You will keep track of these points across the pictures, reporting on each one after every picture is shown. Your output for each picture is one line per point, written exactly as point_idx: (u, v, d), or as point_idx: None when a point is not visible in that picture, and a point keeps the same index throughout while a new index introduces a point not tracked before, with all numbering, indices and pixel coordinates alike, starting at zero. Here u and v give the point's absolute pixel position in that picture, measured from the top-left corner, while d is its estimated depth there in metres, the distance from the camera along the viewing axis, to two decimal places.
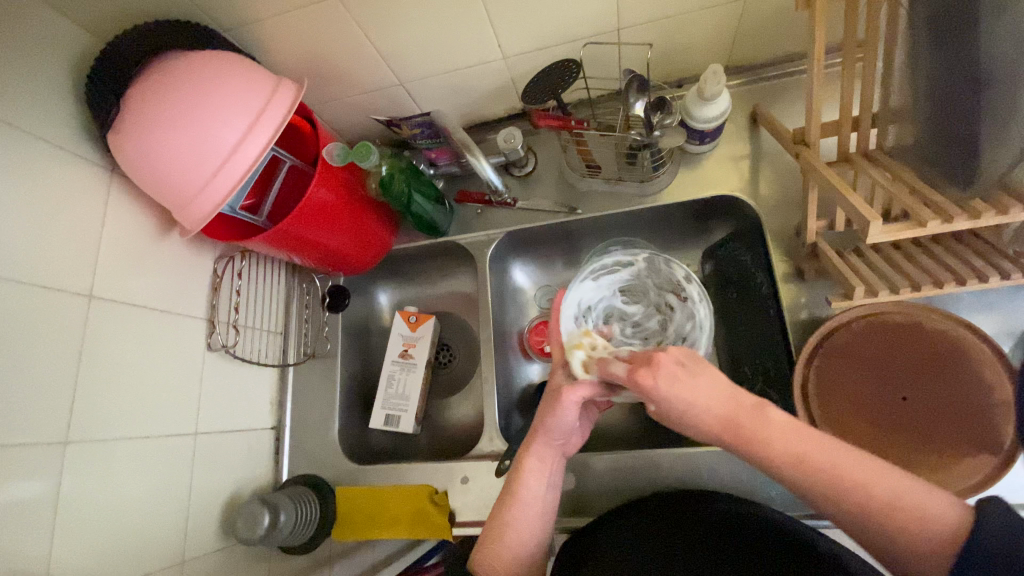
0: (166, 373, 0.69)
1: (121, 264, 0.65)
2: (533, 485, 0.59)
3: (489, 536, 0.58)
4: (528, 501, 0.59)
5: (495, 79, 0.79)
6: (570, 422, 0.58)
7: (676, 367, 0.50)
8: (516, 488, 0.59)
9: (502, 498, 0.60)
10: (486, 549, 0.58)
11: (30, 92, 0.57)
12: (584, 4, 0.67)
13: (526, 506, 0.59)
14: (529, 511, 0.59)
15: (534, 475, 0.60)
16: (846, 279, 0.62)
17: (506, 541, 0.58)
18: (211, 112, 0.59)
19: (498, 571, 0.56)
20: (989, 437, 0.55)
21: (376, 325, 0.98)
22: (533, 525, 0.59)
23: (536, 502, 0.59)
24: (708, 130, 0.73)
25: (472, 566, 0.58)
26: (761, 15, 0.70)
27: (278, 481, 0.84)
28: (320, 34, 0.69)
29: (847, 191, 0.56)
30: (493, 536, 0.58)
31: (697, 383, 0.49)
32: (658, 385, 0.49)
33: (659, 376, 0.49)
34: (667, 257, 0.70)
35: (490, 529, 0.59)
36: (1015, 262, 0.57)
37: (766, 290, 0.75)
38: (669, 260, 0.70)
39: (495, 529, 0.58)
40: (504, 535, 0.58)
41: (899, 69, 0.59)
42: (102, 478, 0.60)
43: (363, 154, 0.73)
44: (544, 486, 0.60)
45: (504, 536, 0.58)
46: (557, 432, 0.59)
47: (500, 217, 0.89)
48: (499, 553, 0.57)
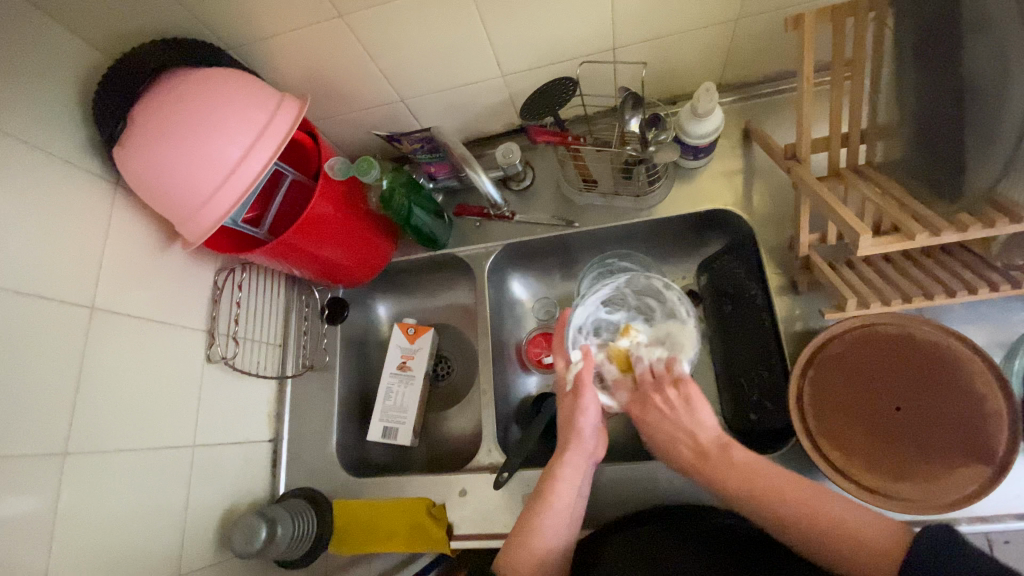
0: (165, 387, 0.69)
1: (123, 276, 0.65)
2: (566, 490, 0.63)
3: (511, 544, 0.60)
4: (560, 508, 0.62)
5: (494, 95, 0.81)
6: (596, 417, 0.67)
7: (666, 407, 0.65)
8: (547, 491, 0.63)
9: (532, 505, 0.63)
10: (512, 551, 0.59)
11: (37, 106, 0.58)
12: (580, 25, 0.69)
13: (558, 512, 0.62)
14: (559, 514, 0.62)
15: (567, 481, 0.64)
16: (840, 291, 0.63)
17: (533, 546, 0.59)
18: (215, 127, 0.60)
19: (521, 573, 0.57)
20: (981, 447, 0.55)
21: (374, 337, 0.99)
22: (560, 531, 0.61)
23: (567, 506, 0.63)
24: (703, 145, 0.75)
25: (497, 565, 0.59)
26: (752, 35, 0.72)
27: (275, 494, 0.84)
28: (323, 51, 0.71)
29: (837, 205, 0.57)
30: (520, 542, 0.59)
31: (678, 425, 0.63)
32: (647, 417, 0.66)
33: (650, 411, 0.66)
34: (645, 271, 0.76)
35: (515, 537, 0.60)
36: (1004, 274, 0.58)
37: (761, 302, 0.75)
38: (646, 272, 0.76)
39: (524, 533, 0.60)
40: (531, 539, 0.60)
41: (886, 88, 0.61)
42: (99, 491, 0.59)
43: (365, 168, 0.75)
44: (575, 492, 0.63)
45: (529, 542, 0.60)
46: (586, 433, 0.66)
47: (499, 230, 0.90)
48: (525, 558, 0.59)
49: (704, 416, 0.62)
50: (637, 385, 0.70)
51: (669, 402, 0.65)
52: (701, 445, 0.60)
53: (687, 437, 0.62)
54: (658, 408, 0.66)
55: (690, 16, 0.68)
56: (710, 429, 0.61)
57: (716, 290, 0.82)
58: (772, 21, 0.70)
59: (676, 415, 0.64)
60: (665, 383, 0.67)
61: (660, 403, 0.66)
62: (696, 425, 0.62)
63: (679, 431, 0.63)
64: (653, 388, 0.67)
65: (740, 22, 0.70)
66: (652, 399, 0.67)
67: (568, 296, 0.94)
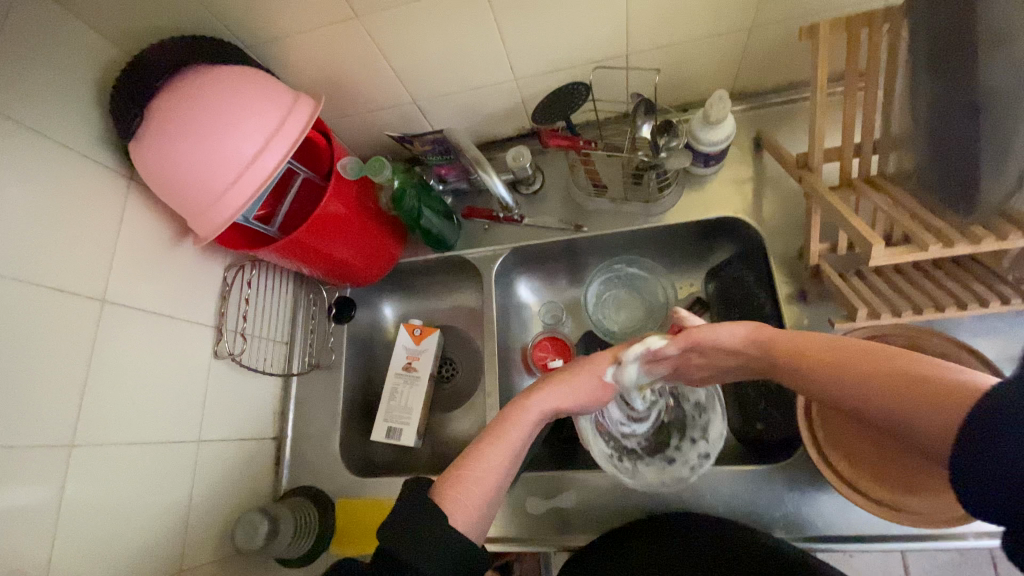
0: (171, 382, 0.69)
1: (134, 270, 0.66)
2: (522, 433, 0.56)
3: (459, 463, 0.54)
4: (513, 447, 0.55)
5: (505, 99, 0.81)
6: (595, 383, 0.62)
7: (700, 357, 0.60)
8: (502, 429, 0.56)
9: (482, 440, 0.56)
10: (454, 484, 0.52)
11: (57, 101, 0.59)
12: (595, 31, 0.69)
13: (511, 447, 0.55)
14: (506, 455, 0.55)
15: (525, 425, 0.57)
16: (849, 301, 0.63)
17: (481, 477, 0.52)
18: (230, 124, 0.60)
19: (459, 505, 0.50)
20: None
21: (380, 337, 0.99)
22: (503, 475, 0.54)
23: (515, 450, 0.56)
24: (714, 152, 0.75)
25: (434, 495, 0.51)
26: (765, 44, 0.72)
27: (278, 492, 0.84)
28: (338, 52, 0.72)
29: (849, 215, 0.57)
30: (468, 476, 0.52)
31: (716, 351, 0.59)
32: (699, 372, 0.63)
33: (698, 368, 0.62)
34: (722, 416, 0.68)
35: (462, 460, 0.54)
36: (1015, 288, 0.58)
37: (770, 311, 0.75)
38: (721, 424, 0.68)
39: (470, 469, 0.53)
40: (476, 475, 0.52)
41: (900, 99, 0.61)
42: (101, 483, 0.59)
43: (377, 168, 0.75)
44: (525, 441, 0.57)
45: (476, 480, 0.52)
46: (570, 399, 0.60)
47: (507, 233, 0.90)
48: (466, 485, 0.52)
49: (723, 336, 0.57)
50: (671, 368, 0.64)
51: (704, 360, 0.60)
52: (748, 355, 0.55)
53: (740, 362, 0.57)
54: (698, 356, 0.60)
55: (703, 24, 0.68)
56: (742, 338, 0.56)
57: (723, 300, 0.82)
58: (786, 31, 0.70)
59: (715, 353, 0.59)
60: (685, 358, 0.62)
61: (698, 362, 0.61)
62: (736, 354, 0.57)
63: (726, 357, 0.58)
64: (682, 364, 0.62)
65: (754, 30, 0.70)
66: (692, 360, 0.61)
67: (575, 301, 0.94)
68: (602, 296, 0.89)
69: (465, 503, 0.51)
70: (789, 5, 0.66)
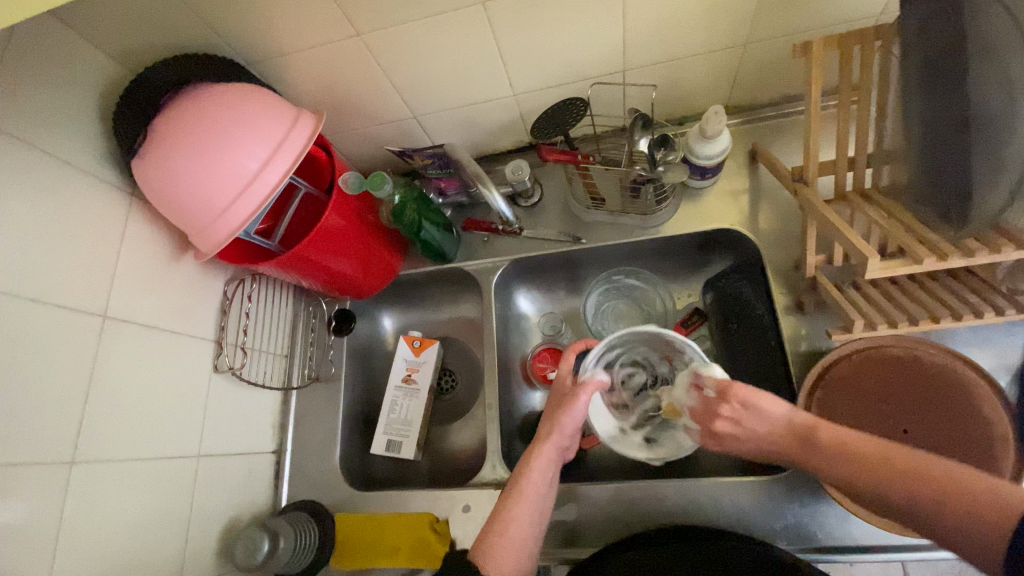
0: (171, 398, 0.69)
1: (135, 286, 0.66)
2: (538, 480, 0.63)
3: (484, 534, 0.59)
4: (534, 496, 0.62)
5: (504, 114, 0.82)
6: (582, 415, 0.66)
7: (732, 424, 0.58)
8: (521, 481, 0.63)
9: (507, 495, 0.62)
10: (489, 542, 0.58)
11: (59, 119, 0.59)
12: (592, 48, 0.70)
13: (532, 502, 0.62)
14: (530, 500, 0.62)
15: (539, 470, 0.64)
16: (846, 312, 0.63)
17: (514, 533, 0.59)
18: (232, 140, 0.61)
19: (501, 560, 0.57)
20: (990, 471, 0.56)
21: (380, 349, 0.99)
22: (532, 523, 0.61)
23: (539, 497, 0.63)
24: (710, 166, 0.76)
25: (472, 556, 0.57)
26: (759, 60, 0.73)
27: (277, 507, 0.84)
28: (339, 68, 0.72)
29: (845, 228, 0.58)
30: (499, 531, 0.59)
31: (746, 422, 0.57)
32: (722, 442, 0.60)
33: (725, 437, 0.60)
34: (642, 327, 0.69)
35: (494, 527, 0.60)
36: (1010, 299, 0.59)
37: (768, 324, 0.75)
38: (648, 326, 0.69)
39: (502, 524, 0.60)
40: (508, 529, 0.59)
41: (893, 114, 0.62)
42: (100, 501, 0.59)
43: (378, 184, 0.76)
44: (545, 483, 0.64)
45: (506, 533, 0.59)
46: (568, 429, 0.66)
47: (507, 245, 0.91)
48: (503, 549, 0.58)
49: (771, 408, 0.56)
50: (699, 420, 0.63)
51: (734, 415, 0.58)
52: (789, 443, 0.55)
53: (778, 446, 0.56)
54: (730, 419, 0.58)
55: (698, 40, 0.70)
56: (785, 422, 0.56)
57: (722, 312, 0.81)
58: (780, 47, 0.71)
59: (749, 432, 0.58)
60: (716, 402, 0.60)
61: (729, 417, 0.58)
62: (771, 427, 0.57)
63: (767, 438, 0.57)
64: (708, 416, 0.61)
65: (749, 47, 0.71)
66: (722, 420, 0.59)
67: (574, 312, 0.94)
68: (601, 307, 0.91)
69: (502, 559, 0.58)
70: (782, 22, 0.67)
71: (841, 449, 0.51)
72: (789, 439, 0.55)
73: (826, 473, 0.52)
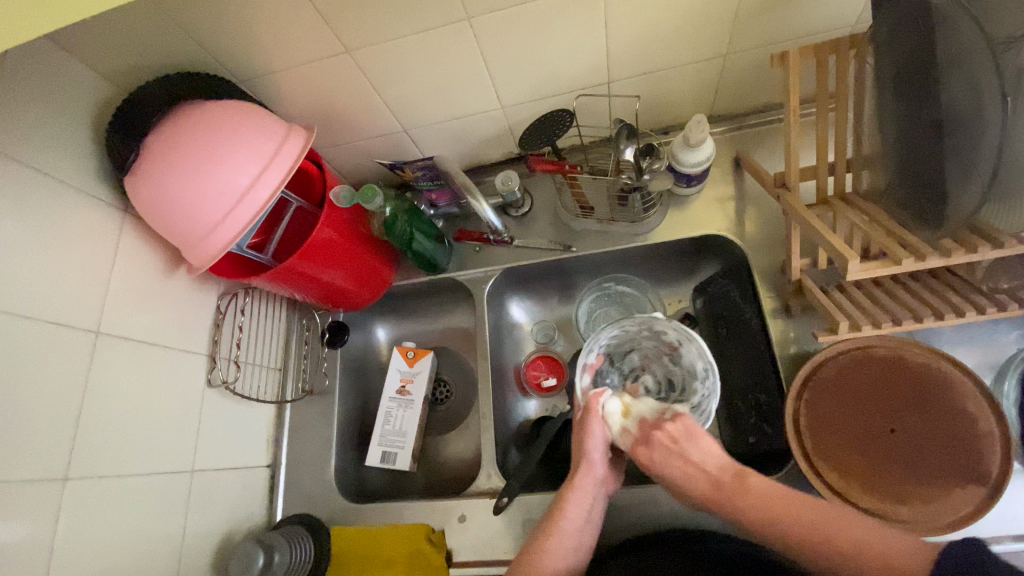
0: (164, 412, 0.69)
1: (129, 302, 0.66)
2: (575, 513, 0.62)
3: (523, 563, 0.60)
4: (570, 530, 0.61)
5: (493, 126, 0.84)
6: (604, 440, 0.66)
7: (669, 444, 0.62)
8: (556, 514, 0.62)
9: (541, 527, 0.62)
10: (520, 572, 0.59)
11: (52, 138, 0.60)
12: (577, 61, 0.72)
13: (567, 535, 0.61)
14: (565, 534, 0.61)
15: (576, 505, 0.63)
16: (831, 314, 0.65)
17: (547, 567, 0.59)
18: (224, 156, 0.62)
19: None
20: (978, 468, 0.57)
21: (374, 361, 0.99)
22: (568, 557, 0.61)
23: (576, 531, 0.62)
24: (695, 173, 0.77)
25: None
26: (740, 69, 0.75)
27: (272, 521, 0.83)
28: (330, 84, 0.74)
29: (826, 231, 0.59)
30: (528, 560, 0.59)
31: (684, 455, 0.61)
32: (653, 459, 0.62)
33: (655, 452, 0.62)
34: (604, 330, 0.75)
35: (526, 558, 0.60)
36: (991, 297, 0.61)
37: (756, 326, 0.76)
38: (607, 329, 0.75)
39: (532, 553, 0.60)
40: (538, 560, 0.59)
41: (870, 120, 0.63)
42: (95, 518, 0.59)
43: (369, 196, 0.77)
44: (582, 516, 0.63)
45: (538, 564, 0.59)
46: (596, 459, 0.65)
47: (498, 254, 0.92)
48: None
49: (709, 445, 0.61)
50: (639, 430, 0.66)
51: (670, 440, 0.62)
52: (713, 481, 0.58)
53: (698, 482, 0.59)
54: (662, 446, 0.62)
55: (681, 52, 0.71)
56: (717, 464, 0.59)
57: (713, 316, 0.83)
58: (761, 56, 0.73)
59: (672, 462, 0.61)
60: (661, 422, 0.65)
61: (666, 440, 0.62)
62: (707, 460, 0.60)
63: (687, 477, 0.60)
64: (652, 427, 0.65)
65: (729, 57, 0.73)
66: (657, 440, 0.63)
67: (567, 320, 0.95)
68: (592, 314, 0.90)
69: None
70: (761, 33, 0.69)
71: (756, 498, 0.55)
72: (722, 476, 0.58)
73: (741, 511, 0.55)
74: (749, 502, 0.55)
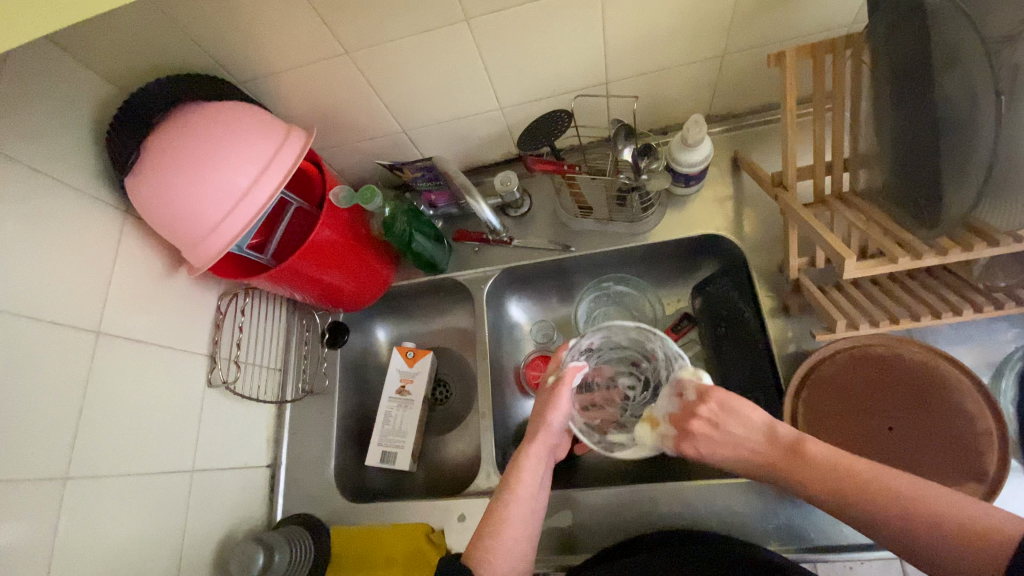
0: (165, 412, 0.69)
1: (129, 302, 0.66)
2: (530, 479, 0.64)
3: (483, 532, 0.60)
4: (525, 496, 0.63)
5: (492, 126, 0.84)
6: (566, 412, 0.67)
7: (712, 428, 0.59)
8: (514, 481, 0.63)
9: (500, 495, 0.63)
10: (481, 543, 0.59)
11: (53, 139, 0.60)
12: (575, 62, 0.72)
13: (523, 502, 0.62)
14: (521, 501, 0.62)
15: (532, 471, 0.64)
16: (829, 313, 0.65)
17: (503, 533, 0.60)
18: (224, 156, 0.62)
19: (490, 558, 0.57)
20: (976, 466, 0.57)
21: (374, 361, 0.99)
22: (524, 523, 0.61)
23: (531, 497, 0.63)
24: (693, 173, 0.78)
25: (464, 558, 0.58)
26: (738, 70, 0.76)
27: (272, 521, 0.84)
28: (329, 85, 0.74)
29: (824, 231, 0.60)
30: (489, 532, 0.59)
31: (728, 431, 0.58)
32: (701, 449, 0.60)
33: (699, 442, 0.60)
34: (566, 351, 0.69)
35: (487, 529, 0.60)
36: (988, 295, 0.61)
37: (750, 315, 0.78)
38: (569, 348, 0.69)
39: (494, 525, 0.60)
40: (499, 529, 0.60)
41: (866, 119, 0.64)
42: (96, 517, 0.59)
43: (369, 196, 0.78)
44: (537, 482, 0.64)
45: (499, 534, 0.59)
46: (554, 427, 0.66)
47: (498, 254, 0.92)
48: (498, 552, 0.58)
49: (750, 413, 0.58)
50: (676, 427, 0.62)
51: (711, 420, 0.59)
52: (766, 452, 0.56)
53: (754, 455, 0.57)
54: (705, 430, 0.59)
55: (678, 52, 0.72)
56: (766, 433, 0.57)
57: (712, 316, 0.83)
58: (758, 57, 0.74)
59: (726, 443, 0.59)
60: (692, 408, 0.60)
61: (707, 426, 0.59)
62: (751, 432, 0.57)
63: (745, 456, 0.58)
64: (686, 416, 0.61)
65: (726, 58, 0.73)
66: (698, 426, 0.60)
67: (566, 319, 0.95)
68: (593, 314, 0.91)
69: (490, 555, 0.58)
70: (758, 33, 0.70)
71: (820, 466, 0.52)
72: (774, 450, 0.56)
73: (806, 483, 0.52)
74: (814, 474, 0.52)
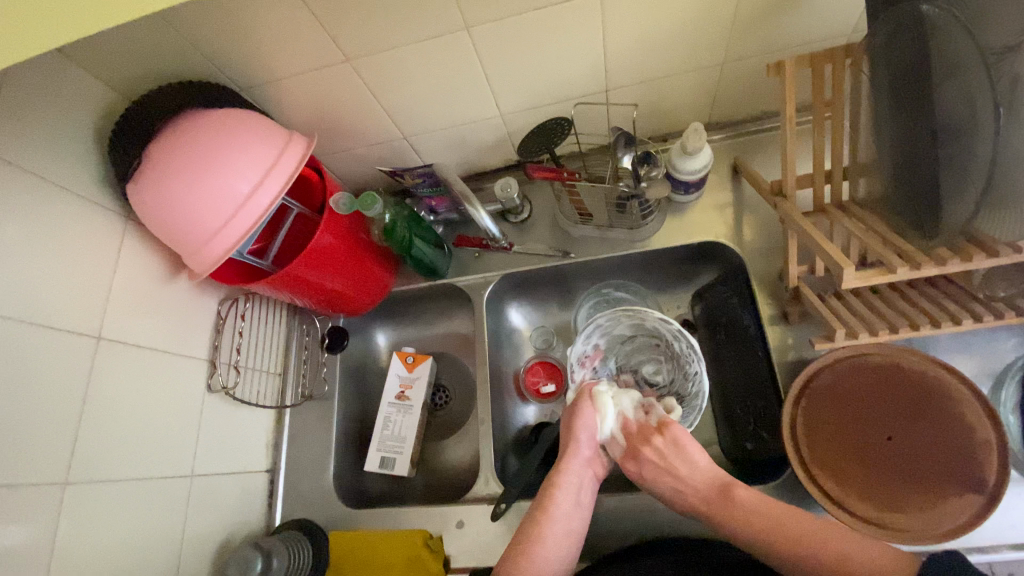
0: (164, 417, 0.70)
1: (130, 308, 0.67)
2: (565, 499, 0.64)
3: (515, 552, 0.60)
4: (560, 516, 0.63)
5: (492, 134, 0.85)
6: (593, 427, 0.69)
7: (655, 457, 0.66)
8: (547, 501, 0.64)
9: (533, 516, 0.64)
10: (513, 560, 0.59)
11: (56, 146, 0.61)
12: (576, 70, 0.73)
13: (559, 520, 0.63)
14: (556, 522, 0.63)
15: (567, 491, 0.65)
16: (828, 321, 0.65)
17: (538, 551, 0.60)
18: (226, 163, 0.62)
19: None
20: (977, 476, 0.57)
21: (373, 366, 1.00)
22: (559, 541, 0.62)
23: (568, 517, 0.63)
24: (693, 180, 0.78)
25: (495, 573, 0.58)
26: (737, 78, 0.76)
27: (271, 526, 0.84)
28: (330, 92, 0.74)
29: (822, 239, 0.60)
30: (520, 550, 0.60)
31: (673, 466, 0.64)
32: (643, 473, 0.66)
33: (644, 467, 0.66)
34: (573, 363, 0.79)
35: (519, 547, 0.61)
36: (988, 305, 0.61)
37: (754, 330, 0.75)
38: (575, 360, 0.79)
39: (526, 543, 0.61)
40: (531, 547, 0.60)
41: (866, 127, 0.64)
42: (95, 522, 0.59)
43: (368, 203, 0.76)
44: (573, 502, 0.64)
45: (531, 552, 0.60)
46: (583, 443, 0.68)
47: (497, 260, 0.92)
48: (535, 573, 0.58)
49: (696, 456, 0.65)
50: (627, 441, 0.69)
51: (659, 453, 0.66)
52: (698, 491, 0.63)
53: (688, 489, 0.64)
54: (651, 461, 0.66)
55: (678, 60, 0.72)
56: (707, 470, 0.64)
57: (711, 323, 0.83)
58: (758, 65, 0.74)
59: (670, 476, 0.64)
60: (651, 434, 0.68)
61: (656, 457, 0.66)
62: (693, 472, 0.64)
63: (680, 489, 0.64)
64: (641, 441, 0.67)
65: (726, 66, 0.73)
66: (646, 453, 0.66)
67: (565, 325, 0.95)
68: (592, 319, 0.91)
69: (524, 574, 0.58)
70: (757, 41, 0.70)
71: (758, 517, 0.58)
72: (711, 492, 0.63)
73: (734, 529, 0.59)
74: (729, 513, 0.60)
